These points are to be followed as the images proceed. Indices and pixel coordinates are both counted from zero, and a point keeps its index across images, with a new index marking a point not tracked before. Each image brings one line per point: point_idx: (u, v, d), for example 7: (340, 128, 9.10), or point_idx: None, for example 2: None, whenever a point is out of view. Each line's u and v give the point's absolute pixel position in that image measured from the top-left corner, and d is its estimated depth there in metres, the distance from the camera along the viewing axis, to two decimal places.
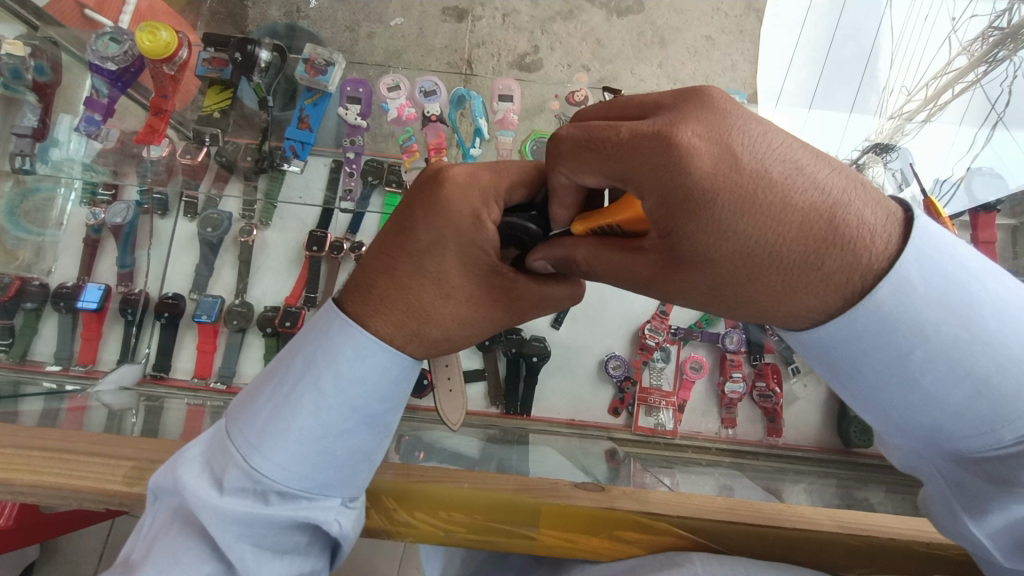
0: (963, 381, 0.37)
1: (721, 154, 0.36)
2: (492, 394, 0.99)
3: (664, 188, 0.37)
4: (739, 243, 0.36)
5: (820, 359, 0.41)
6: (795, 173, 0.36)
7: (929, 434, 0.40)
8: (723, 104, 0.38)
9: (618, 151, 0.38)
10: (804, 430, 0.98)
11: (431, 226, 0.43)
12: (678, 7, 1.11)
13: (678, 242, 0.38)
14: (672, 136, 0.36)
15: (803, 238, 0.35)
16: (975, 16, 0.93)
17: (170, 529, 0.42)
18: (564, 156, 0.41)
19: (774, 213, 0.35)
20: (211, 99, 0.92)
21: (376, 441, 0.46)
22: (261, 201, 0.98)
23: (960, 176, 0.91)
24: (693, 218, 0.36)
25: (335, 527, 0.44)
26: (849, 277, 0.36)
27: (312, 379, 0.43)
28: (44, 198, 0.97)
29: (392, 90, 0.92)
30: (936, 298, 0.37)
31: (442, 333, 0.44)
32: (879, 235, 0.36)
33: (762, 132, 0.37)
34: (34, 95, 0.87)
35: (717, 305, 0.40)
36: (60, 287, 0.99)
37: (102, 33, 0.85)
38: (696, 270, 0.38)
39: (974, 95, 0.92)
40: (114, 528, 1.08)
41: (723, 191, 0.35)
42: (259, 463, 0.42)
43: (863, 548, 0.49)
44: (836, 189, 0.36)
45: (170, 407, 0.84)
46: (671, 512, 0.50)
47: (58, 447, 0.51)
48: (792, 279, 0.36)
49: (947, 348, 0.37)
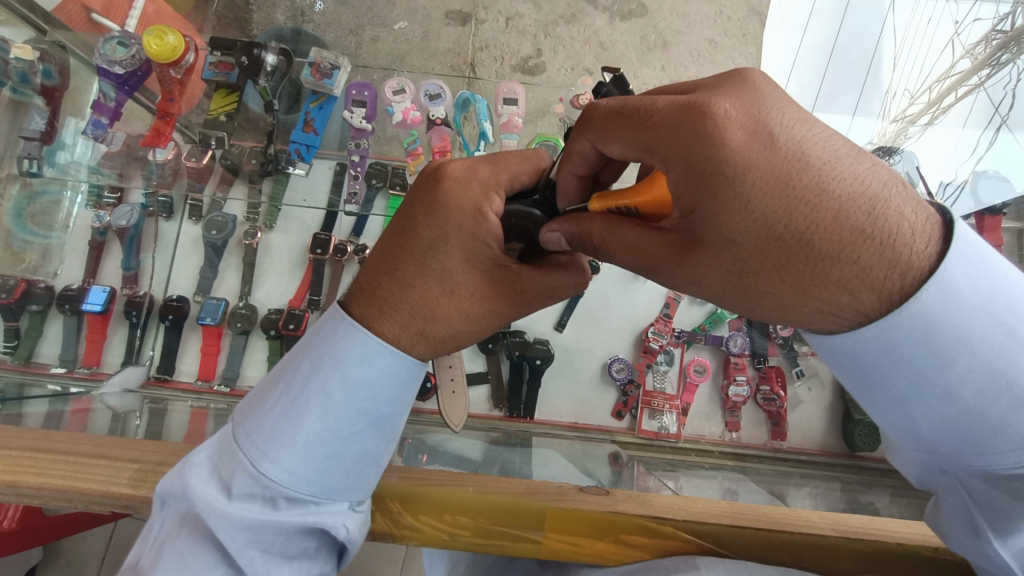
0: (1003, 393, 0.37)
1: (757, 134, 0.36)
2: (496, 397, 0.99)
3: (694, 159, 0.37)
4: (767, 225, 0.36)
5: (848, 361, 0.40)
6: (836, 161, 0.36)
7: (960, 447, 0.40)
8: (765, 88, 0.39)
9: (651, 121, 0.39)
10: (808, 434, 0.98)
11: (434, 220, 0.44)
12: (681, 10, 1.11)
13: (703, 218, 0.37)
14: (709, 109, 0.37)
15: (838, 226, 0.35)
16: (978, 18, 0.93)
17: (177, 535, 0.42)
18: (595, 123, 0.43)
19: (809, 197, 0.35)
20: (217, 102, 0.92)
21: (382, 444, 0.46)
22: (265, 204, 0.99)
23: (965, 179, 0.91)
24: (722, 193, 0.36)
25: (343, 532, 0.44)
26: (881, 275, 0.36)
27: (317, 381, 0.43)
28: (50, 200, 0.97)
29: (396, 94, 0.93)
30: (981, 306, 0.38)
31: (449, 331, 0.44)
32: (920, 235, 0.36)
33: (804, 120, 0.38)
34: (42, 98, 0.88)
35: (735, 296, 0.39)
36: (65, 289, 1.00)
37: (110, 38, 0.86)
38: (719, 252, 0.38)
39: (976, 98, 0.93)
40: (117, 530, 1.08)
41: (755, 168, 0.36)
42: (266, 467, 0.42)
43: (870, 553, 0.49)
44: (877, 183, 0.36)
45: (174, 410, 0.84)
46: (678, 516, 0.50)
47: (64, 450, 0.51)
48: (822, 270, 0.36)
49: (992, 357, 0.37)
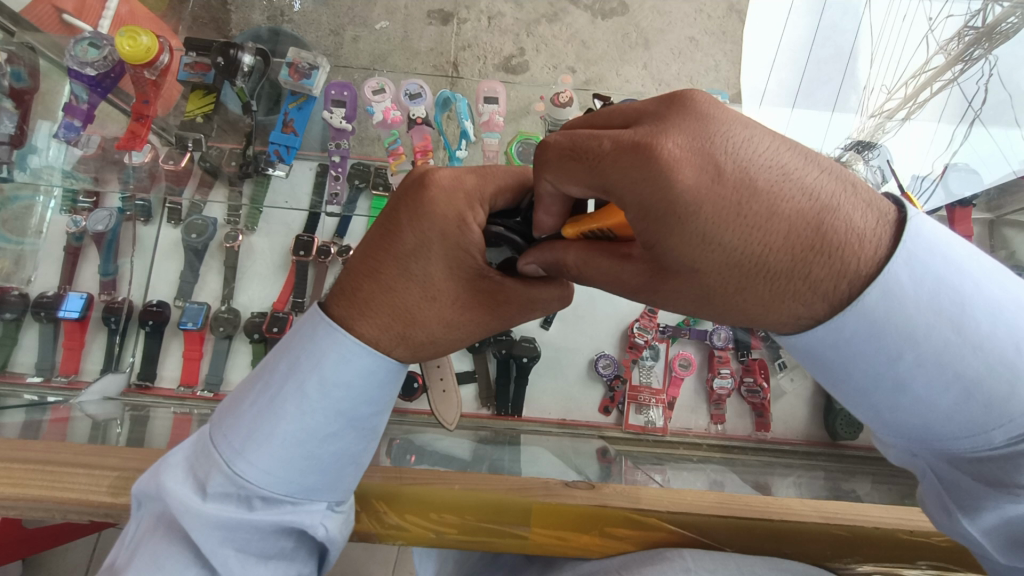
0: (951, 385, 0.38)
1: (705, 166, 0.36)
2: (483, 396, 0.99)
3: (649, 201, 0.37)
4: (725, 254, 0.37)
5: (807, 359, 0.41)
6: (783, 178, 0.36)
7: (922, 435, 0.41)
8: (710, 109, 0.38)
9: (603, 162, 0.38)
10: (791, 424, 1.00)
11: (416, 228, 0.43)
12: (663, 8, 1.12)
13: (665, 253, 0.38)
14: (654, 147, 0.37)
15: (788, 247, 0.36)
16: (951, 15, 0.94)
17: (152, 536, 0.42)
18: (550, 164, 0.41)
19: (760, 222, 0.36)
20: (194, 104, 0.91)
21: (362, 445, 0.46)
22: (246, 206, 0.97)
23: (939, 173, 0.93)
24: (679, 232, 0.37)
25: (321, 531, 0.44)
26: (834, 284, 0.37)
27: (295, 382, 0.43)
28: (23, 206, 0.94)
29: (377, 94, 0.92)
30: (926, 301, 0.38)
31: (428, 335, 0.44)
32: (867, 238, 0.37)
33: (748, 137, 0.37)
34: (11, 101, 0.84)
35: (706, 312, 0.41)
36: (40, 297, 0.97)
37: (82, 39, 0.84)
38: (684, 280, 0.39)
39: (951, 93, 0.95)
40: (100, 541, 1.06)
41: (707, 203, 0.36)
42: (243, 467, 0.42)
43: (850, 538, 0.50)
44: (824, 194, 0.36)
45: (157, 417, 0.83)
46: (662, 508, 0.51)
47: (40, 459, 0.50)
48: (779, 288, 0.37)
49: (937, 351, 0.38)
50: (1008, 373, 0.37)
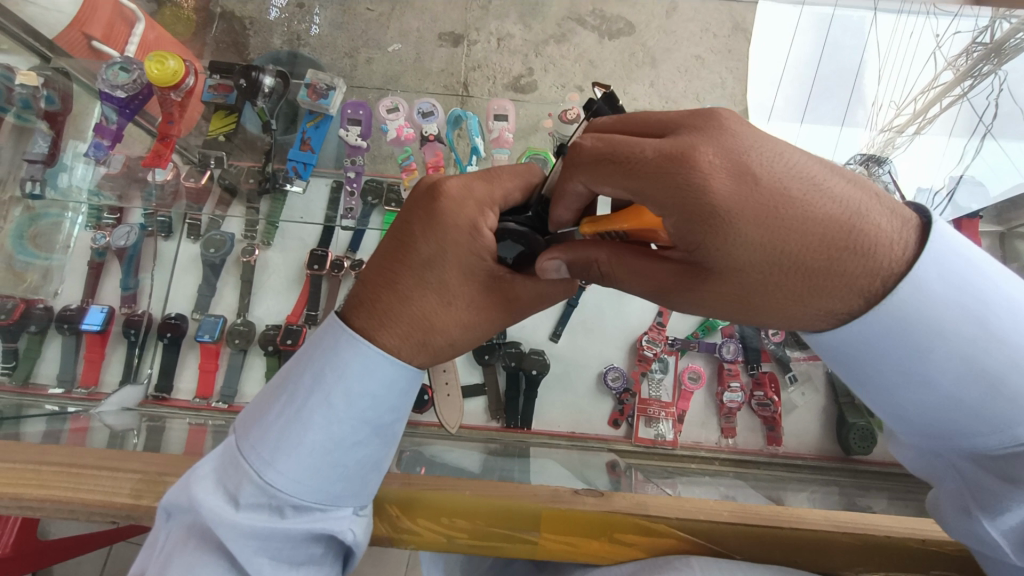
0: (978, 380, 0.39)
1: (739, 174, 0.38)
2: (493, 408, 1.00)
3: (687, 207, 0.38)
4: (762, 256, 0.38)
5: (834, 352, 0.42)
6: (813, 187, 0.38)
7: (947, 432, 0.42)
8: (741, 126, 0.40)
9: (641, 169, 0.40)
10: (804, 439, 0.99)
11: (431, 236, 0.45)
12: (667, 27, 1.12)
13: (704, 254, 0.39)
14: (690, 157, 0.39)
15: (823, 247, 0.37)
16: (958, 31, 0.94)
17: (184, 547, 0.43)
18: (584, 166, 0.43)
19: (794, 226, 0.38)
20: (216, 124, 0.95)
21: (384, 450, 0.47)
22: (263, 222, 1.01)
23: (950, 188, 0.94)
24: (717, 234, 0.38)
25: (350, 536, 0.45)
26: (866, 283, 0.38)
27: (320, 392, 0.44)
28: (51, 222, 0.99)
29: (391, 112, 0.96)
30: (952, 298, 0.39)
31: (447, 339, 0.46)
32: (898, 241, 0.38)
33: (778, 149, 0.39)
34: (45, 122, 0.91)
35: (743, 313, 0.42)
36: (64, 310, 1.01)
37: (113, 64, 0.88)
38: (722, 280, 0.40)
39: (961, 108, 0.96)
40: (112, 554, 1.07)
41: (743, 209, 0.38)
42: (272, 477, 0.43)
43: (861, 546, 0.50)
44: (854, 200, 0.38)
45: (173, 428, 0.85)
46: (669, 514, 0.51)
47: (66, 462, 0.52)
48: (815, 285, 0.38)
49: (964, 346, 0.39)
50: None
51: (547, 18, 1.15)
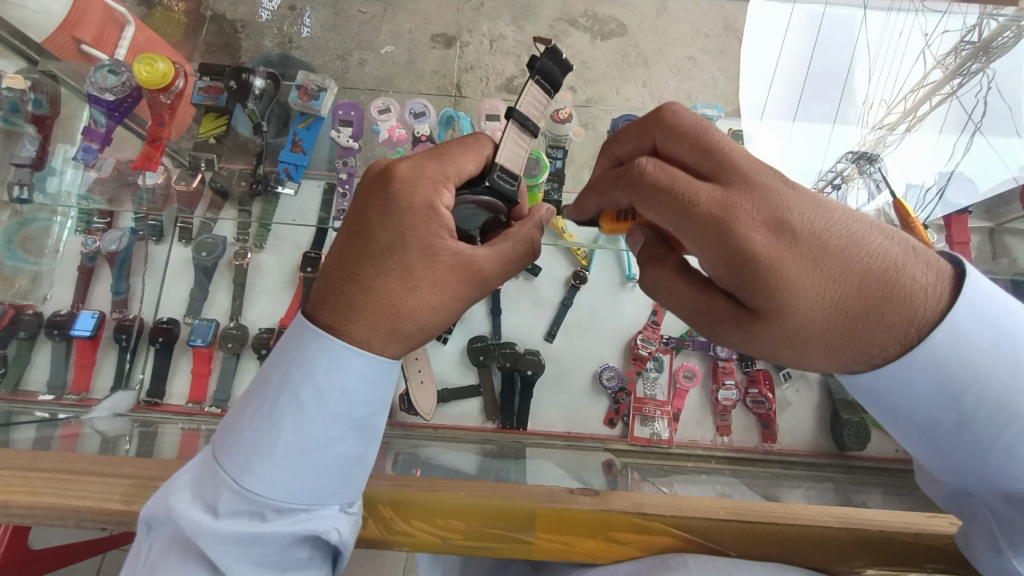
0: (1011, 420, 0.42)
1: (784, 228, 0.42)
2: (488, 409, 0.99)
3: (743, 256, 0.42)
4: (810, 302, 0.42)
5: (872, 390, 0.45)
6: (854, 242, 0.42)
7: (982, 471, 0.44)
8: (789, 183, 0.44)
9: (698, 215, 0.43)
10: (799, 436, 0.99)
11: (390, 222, 0.45)
12: (658, 28, 1.15)
13: (752, 296, 0.43)
14: (743, 211, 0.42)
15: (866, 296, 0.41)
16: (947, 30, 0.96)
17: (166, 557, 0.43)
18: (643, 196, 0.46)
19: (839, 277, 0.41)
20: (206, 126, 0.95)
21: (365, 445, 0.47)
22: (255, 225, 0.99)
23: (939, 185, 0.96)
24: (771, 282, 0.42)
25: (335, 535, 0.45)
26: (904, 328, 0.42)
27: (290, 393, 0.44)
28: (41, 226, 0.99)
29: (382, 112, 0.95)
30: (987, 345, 0.42)
31: (417, 324, 0.45)
32: (931, 291, 0.42)
33: (821, 203, 0.44)
34: (34, 126, 0.90)
35: (787, 354, 0.44)
36: (54, 316, 0.99)
37: (102, 66, 0.88)
38: (768, 320, 0.43)
39: (950, 107, 0.97)
40: (105, 562, 1.06)
41: (794, 261, 0.42)
42: (249, 481, 0.43)
43: (854, 540, 0.50)
44: (892, 253, 0.42)
45: (165, 433, 0.84)
46: (666, 513, 0.51)
47: (57, 468, 0.51)
48: (853, 329, 0.42)
49: (998, 390, 0.42)
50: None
51: (540, 20, 1.15)
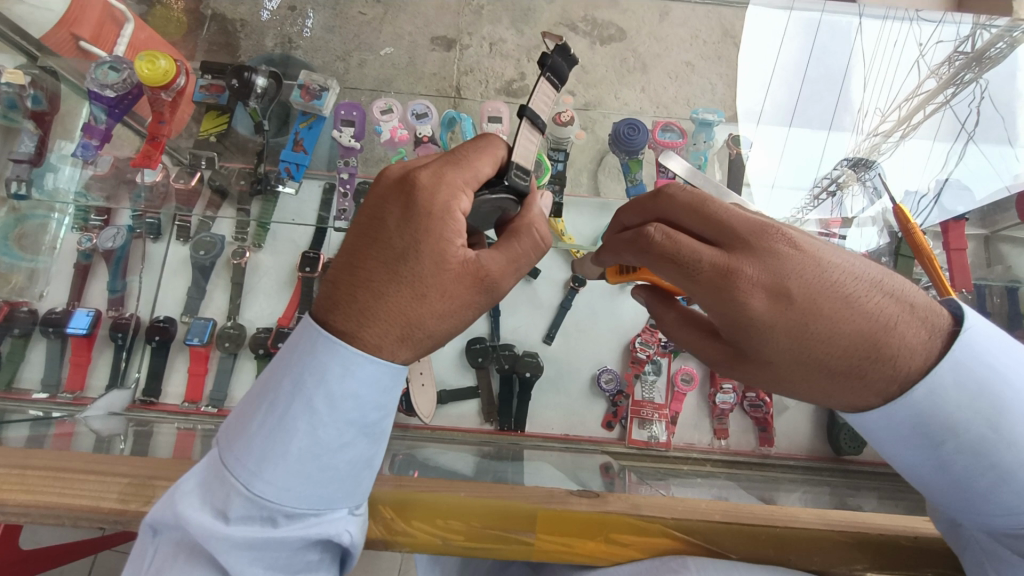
0: (989, 473, 0.42)
1: (776, 292, 0.44)
2: (485, 411, 0.99)
3: (729, 314, 0.45)
4: (792, 357, 0.44)
5: (863, 431, 0.47)
6: (847, 302, 0.43)
7: (964, 510, 0.44)
8: (789, 242, 0.45)
9: (692, 275, 0.46)
10: (795, 439, 0.99)
11: (406, 230, 0.45)
12: (657, 34, 1.12)
13: (742, 348, 0.46)
14: (735, 272, 0.44)
15: (848, 356, 0.43)
16: (940, 41, 0.97)
17: (174, 562, 0.42)
18: (646, 258, 0.48)
19: (825, 337, 0.43)
20: (207, 124, 0.95)
21: (374, 448, 0.47)
22: (254, 224, 1.01)
23: (934, 191, 0.96)
24: (754, 338, 0.45)
25: (346, 537, 0.45)
26: (888, 384, 0.43)
27: (302, 399, 0.44)
28: (38, 223, 0.97)
29: (384, 113, 0.96)
30: (967, 400, 0.42)
31: (427, 331, 0.45)
32: (919, 350, 0.43)
33: (818, 264, 0.44)
34: (32, 122, 0.90)
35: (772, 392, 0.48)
36: (49, 313, 0.99)
37: (103, 63, 0.87)
38: (759, 368, 0.47)
39: (944, 115, 0.98)
40: (96, 563, 1.05)
41: (780, 321, 0.44)
42: (260, 488, 0.42)
43: (854, 544, 0.51)
44: (884, 315, 0.43)
45: (160, 433, 0.83)
46: (666, 516, 0.52)
47: (53, 466, 0.51)
48: (839, 384, 0.44)
49: (975, 444, 0.42)
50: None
51: (538, 24, 1.12)
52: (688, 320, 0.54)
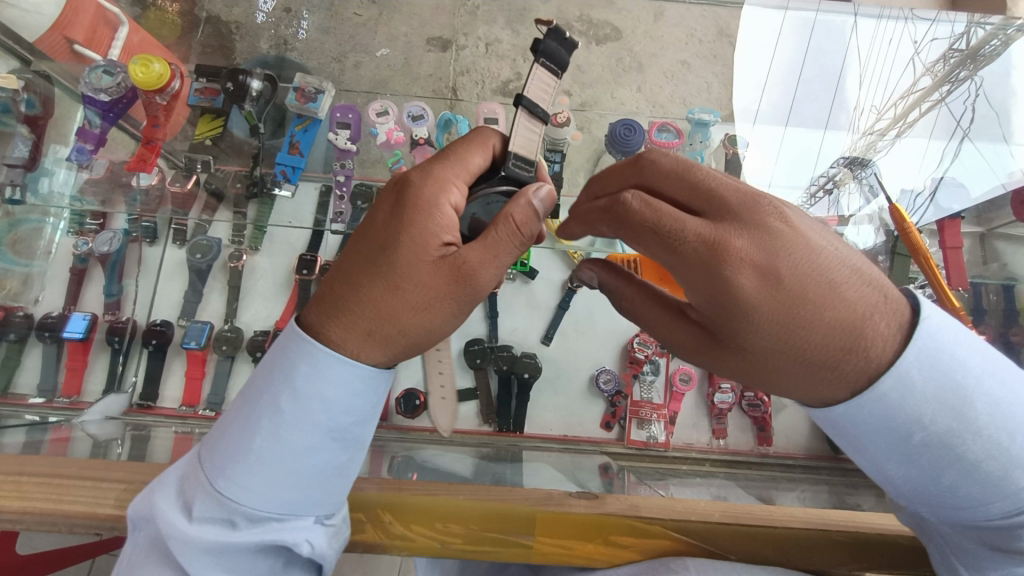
0: (955, 463, 0.43)
1: (766, 273, 0.44)
2: (484, 412, 0.99)
3: (715, 293, 0.45)
4: (769, 340, 0.45)
5: (834, 429, 0.46)
6: (827, 288, 0.44)
7: (932, 501, 0.45)
8: (776, 222, 0.45)
9: (680, 249, 0.45)
10: (794, 438, 0.99)
11: (394, 223, 0.46)
12: (653, 33, 1.13)
13: (721, 329, 0.46)
14: (725, 248, 0.44)
15: (823, 342, 0.43)
16: (935, 38, 0.98)
17: (149, 555, 0.44)
18: (632, 233, 0.48)
19: (804, 323, 0.43)
20: (202, 128, 0.94)
21: (345, 455, 0.46)
22: (250, 227, 1.01)
23: (930, 189, 0.97)
24: (737, 319, 0.45)
25: (306, 547, 0.45)
26: (857, 373, 0.43)
27: (269, 398, 0.44)
28: (32, 227, 0.97)
29: (380, 115, 0.95)
30: (932, 392, 0.42)
31: (401, 326, 0.45)
32: (889, 341, 0.43)
33: (802, 246, 0.44)
34: (26, 127, 0.90)
35: (744, 377, 0.49)
36: (45, 317, 0.98)
37: (97, 67, 0.87)
38: (735, 354, 0.47)
39: (939, 113, 0.98)
40: (95, 567, 1.05)
41: (763, 303, 0.44)
42: (224, 487, 0.43)
43: (850, 543, 0.51)
44: (858, 304, 0.43)
45: (158, 437, 0.83)
46: (664, 516, 0.52)
47: (48, 472, 0.51)
48: (813, 372, 0.44)
49: (942, 436, 0.42)
50: (1005, 456, 0.42)
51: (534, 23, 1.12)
52: (658, 303, 0.53)
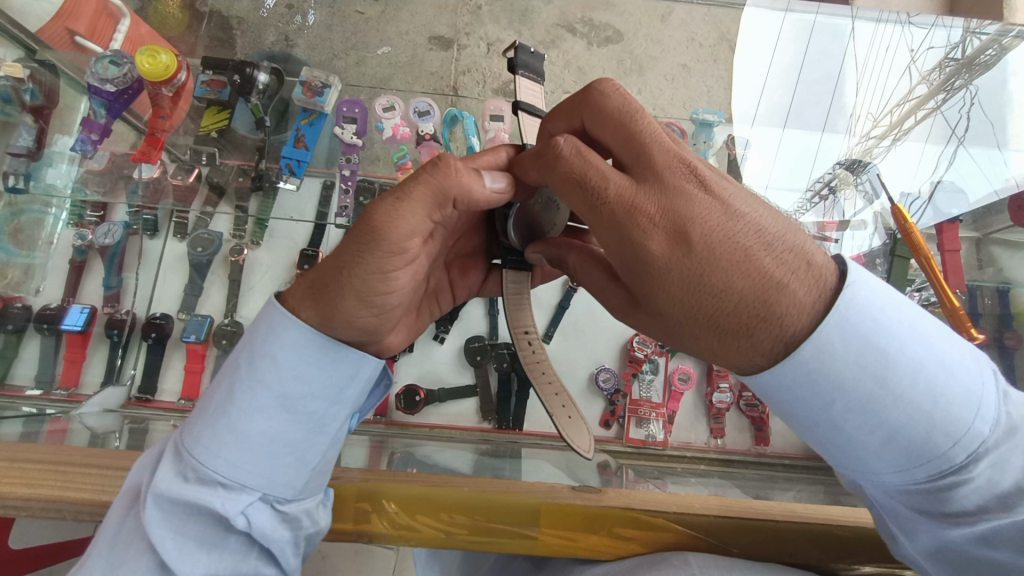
0: (879, 429, 0.44)
1: (679, 235, 0.43)
2: (484, 409, 0.98)
3: (630, 257, 0.45)
4: (684, 307, 0.44)
5: (764, 396, 0.47)
6: (745, 256, 0.42)
7: (859, 470, 0.46)
8: (699, 187, 0.44)
9: (598, 210, 0.46)
10: (790, 440, 0.99)
11: None
12: (656, 36, 1.10)
13: (640, 292, 0.47)
14: (637, 211, 0.44)
15: (736, 313, 0.43)
16: (932, 46, 1.00)
17: (114, 513, 0.46)
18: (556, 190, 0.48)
19: (719, 291, 0.43)
20: (208, 120, 0.95)
21: (298, 429, 0.48)
22: (252, 221, 1.00)
23: (927, 193, 0.98)
24: (652, 283, 0.45)
25: (241, 521, 0.45)
26: (773, 344, 0.43)
27: (234, 359, 0.48)
28: (34, 218, 0.97)
29: (386, 111, 0.98)
30: (854, 358, 0.43)
31: (323, 278, 0.46)
32: (806, 309, 0.43)
33: (726, 212, 0.43)
34: (31, 117, 0.90)
35: (667, 342, 0.49)
36: (43, 309, 0.97)
37: (103, 57, 0.87)
38: (652, 317, 0.47)
39: (935, 121, 1.00)
40: None
41: (678, 268, 0.43)
42: (187, 441, 0.46)
43: (851, 539, 0.53)
44: (777, 274, 0.42)
45: (157, 429, 0.83)
46: (669, 509, 0.53)
47: (53, 460, 0.52)
48: (725, 341, 0.44)
49: (864, 401, 0.43)
50: (926, 421, 0.43)
51: (535, 25, 1.12)
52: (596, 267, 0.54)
